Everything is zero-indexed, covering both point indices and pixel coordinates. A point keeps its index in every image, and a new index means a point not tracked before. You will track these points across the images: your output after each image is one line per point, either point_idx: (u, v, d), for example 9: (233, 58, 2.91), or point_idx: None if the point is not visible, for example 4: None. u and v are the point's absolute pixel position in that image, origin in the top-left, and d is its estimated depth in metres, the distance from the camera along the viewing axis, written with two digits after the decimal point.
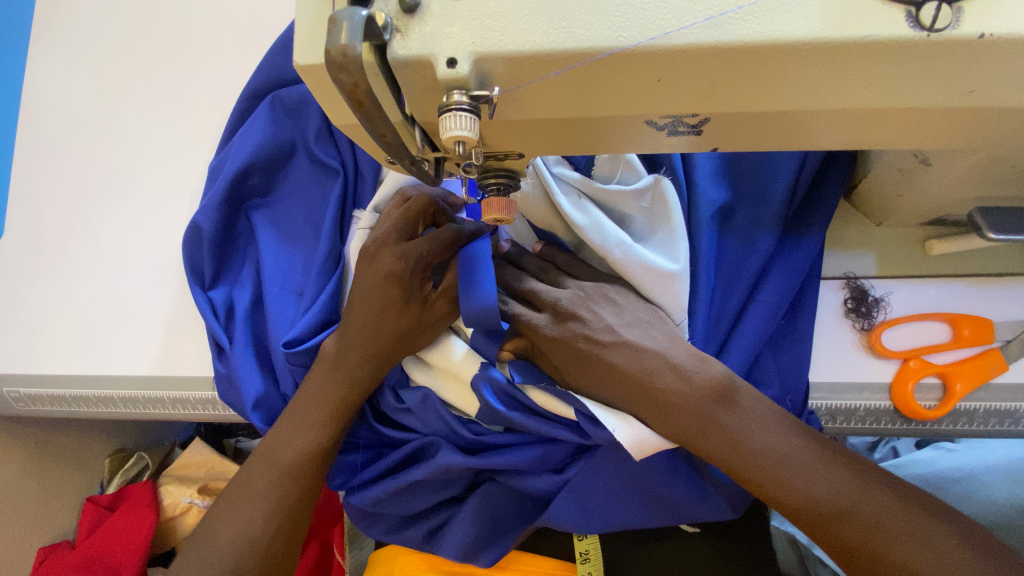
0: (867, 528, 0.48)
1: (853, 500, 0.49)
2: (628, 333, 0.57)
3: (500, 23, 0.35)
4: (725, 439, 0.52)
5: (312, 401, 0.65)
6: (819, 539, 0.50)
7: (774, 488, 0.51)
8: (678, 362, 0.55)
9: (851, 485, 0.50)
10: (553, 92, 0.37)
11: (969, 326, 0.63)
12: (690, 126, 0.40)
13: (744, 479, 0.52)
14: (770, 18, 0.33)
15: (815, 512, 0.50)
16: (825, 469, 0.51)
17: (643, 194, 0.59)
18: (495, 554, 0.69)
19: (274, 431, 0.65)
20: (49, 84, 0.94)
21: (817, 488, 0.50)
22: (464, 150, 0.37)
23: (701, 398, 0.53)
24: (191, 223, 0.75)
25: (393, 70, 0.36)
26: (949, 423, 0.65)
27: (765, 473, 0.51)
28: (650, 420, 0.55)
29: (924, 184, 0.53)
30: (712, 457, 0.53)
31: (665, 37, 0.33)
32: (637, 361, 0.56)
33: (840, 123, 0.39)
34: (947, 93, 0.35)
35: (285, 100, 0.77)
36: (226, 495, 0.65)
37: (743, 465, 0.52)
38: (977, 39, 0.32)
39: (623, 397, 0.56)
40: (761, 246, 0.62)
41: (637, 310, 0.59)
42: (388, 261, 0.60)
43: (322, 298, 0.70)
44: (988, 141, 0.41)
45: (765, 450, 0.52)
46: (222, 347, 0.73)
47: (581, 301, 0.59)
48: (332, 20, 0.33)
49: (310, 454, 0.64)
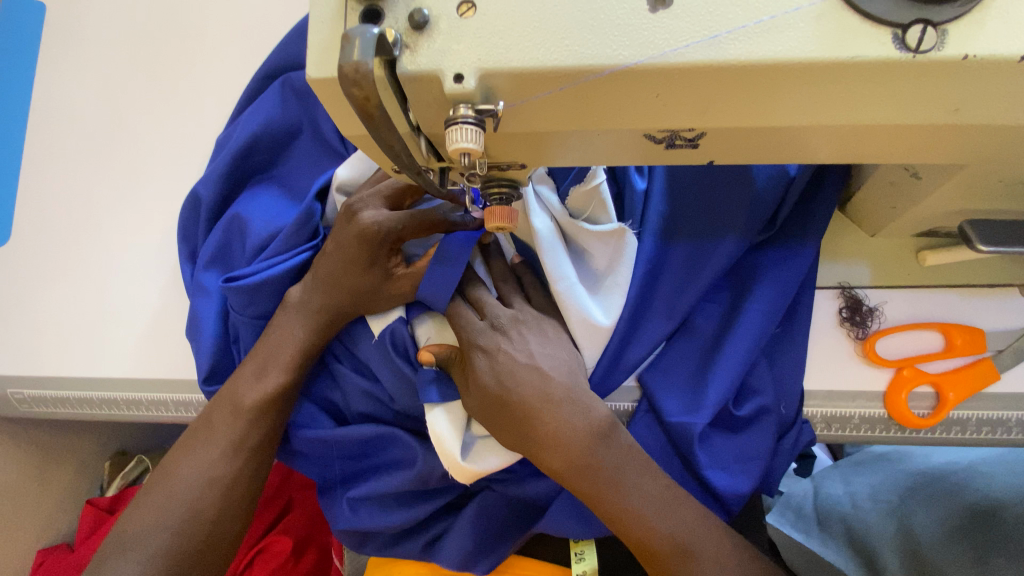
0: (704, 563, 0.53)
1: (696, 539, 0.54)
2: (542, 359, 0.58)
3: (505, 41, 0.36)
4: (602, 472, 0.55)
5: (276, 347, 0.66)
6: (655, 567, 0.54)
7: (634, 526, 0.54)
8: (576, 396, 0.56)
9: (696, 522, 0.55)
10: (554, 107, 0.38)
11: (961, 335, 0.64)
12: (688, 139, 0.41)
13: (606, 512, 0.55)
14: (764, 38, 0.34)
15: (661, 548, 0.54)
16: (677, 508, 0.55)
17: (608, 239, 0.61)
18: (496, 560, 0.70)
19: (236, 372, 0.67)
20: (59, 91, 0.95)
21: (674, 525, 0.54)
22: (470, 161, 0.39)
23: (589, 433, 0.55)
24: (192, 192, 0.79)
25: (403, 85, 0.38)
26: (942, 431, 0.66)
27: (624, 513, 0.54)
28: (536, 447, 0.56)
29: (915, 198, 0.55)
30: (584, 490, 0.55)
31: (663, 56, 0.35)
32: (541, 385, 0.56)
33: (832, 139, 0.40)
34: (934, 111, 0.37)
35: (295, 84, 0.79)
36: (187, 436, 0.66)
37: (611, 498, 0.54)
38: (962, 60, 0.33)
39: (511, 426, 0.57)
40: (722, 251, 0.62)
41: (561, 346, 0.60)
42: (363, 221, 0.61)
43: (286, 264, 0.70)
44: (977, 155, 0.42)
45: (631, 499, 0.54)
46: (194, 310, 0.74)
47: (517, 324, 0.60)
48: (345, 37, 0.33)
49: (272, 400, 0.65)
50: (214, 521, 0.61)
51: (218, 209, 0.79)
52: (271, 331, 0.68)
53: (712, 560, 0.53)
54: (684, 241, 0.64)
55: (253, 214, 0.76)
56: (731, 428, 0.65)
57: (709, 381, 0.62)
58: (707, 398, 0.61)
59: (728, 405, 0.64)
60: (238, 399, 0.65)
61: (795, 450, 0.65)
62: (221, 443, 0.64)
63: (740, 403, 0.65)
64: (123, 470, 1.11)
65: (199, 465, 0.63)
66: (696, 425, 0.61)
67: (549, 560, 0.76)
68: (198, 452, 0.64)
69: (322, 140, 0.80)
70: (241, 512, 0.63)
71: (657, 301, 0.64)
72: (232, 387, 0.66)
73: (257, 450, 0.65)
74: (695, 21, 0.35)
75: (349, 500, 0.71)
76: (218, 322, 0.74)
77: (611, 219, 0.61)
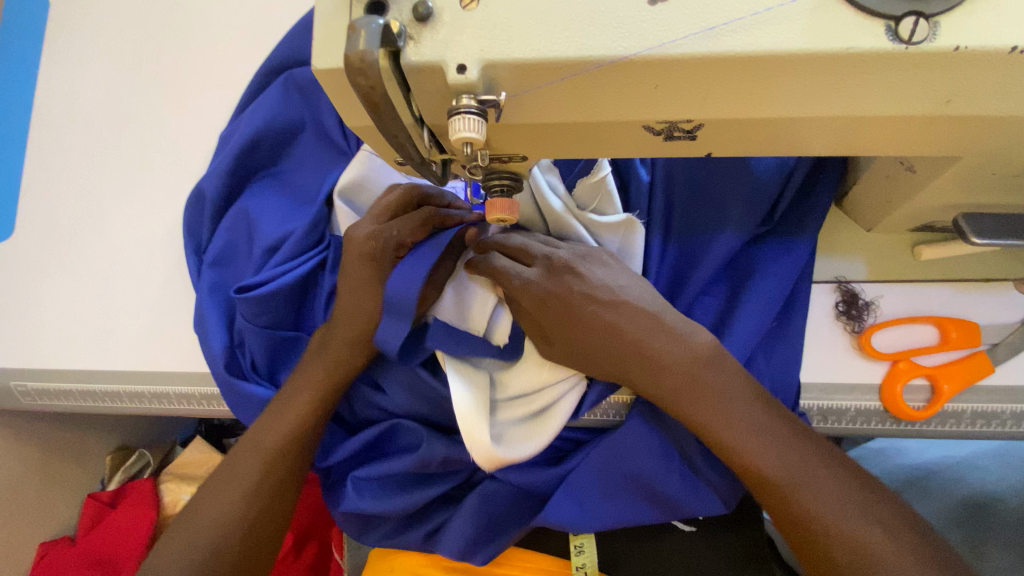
0: (825, 500, 0.51)
1: (813, 472, 0.52)
2: (626, 292, 0.57)
3: (507, 32, 0.37)
4: (710, 405, 0.54)
5: (299, 388, 0.67)
6: (770, 498, 0.53)
7: (741, 453, 0.53)
8: (674, 327, 0.56)
9: (813, 458, 0.53)
10: (554, 97, 0.39)
11: (956, 329, 0.65)
12: (686, 131, 0.42)
13: (718, 443, 0.55)
14: (760, 29, 0.35)
15: (779, 478, 0.52)
16: (792, 442, 0.53)
17: (616, 230, 0.62)
18: (497, 549, 0.70)
19: (262, 415, 0.67)
20: (63, 87, 0.96)
21: (783, 457, 0.53)
22: (472, 151, 0.40)
23: (691, 362, 0.54)
24: (198, 188, 0.79)
25: (406, 76, 0.39)
26: (938, 423, 0.67)
27: (736, 440, 0.53)
28: (636, 377, 0.57)
29: (910, 192, 0.55)
30: (692, 421, 0.55)
31: (662, 47, 0.36)
32: (631, 320, 0.56)
33: (826, 131, 0.41)
34: (928, 103, 0.37)
35: (298, 80, 0.80)
36: (210, 480, 0.66)
37: (722, 432, 0.54)
38: (952, 51, 0.34)
39: (606, 355, 0.57)
40: (723, 244, 0.63)
41: (630, 277, 0.58)
42: (360, 239, 0.62)
43: (297, 267, 0.71)
44: (971, 146, 0.43)
45: (738, 428, 0.54)
46: (200, 310, 0.75)
47: (579, 259, 0.59)
48: (351, 28, 0.34)
49: (293, 441, 0.65)
50: (239, 560, 0.61)
51: (224, 206, 0.80)
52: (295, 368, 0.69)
53: (832, 501, 0.51)
54: (678, 238, 0.65)
55: (259, 212, 0.77)
56: None
57: None
58: None
59: None
60: (257, 443, 0.65)
61: None
62: (242, 487, 0.64)
63: None
64: (125, 465, 1.14)
65: (223, 504, 0.63)
66: None
67: (550, 553, 0.77)
68: (221, 495, 0.64)
69: (326, 137, 0.81)
70: (261, 547, 0.63)
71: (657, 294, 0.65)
72: (255, 430, 0.67)
73: (279, 491, 0.65)
74: (692, 13, 0.35)
75: (356, 486, 0.71)
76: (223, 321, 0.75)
77: (617, 210, 0.62)
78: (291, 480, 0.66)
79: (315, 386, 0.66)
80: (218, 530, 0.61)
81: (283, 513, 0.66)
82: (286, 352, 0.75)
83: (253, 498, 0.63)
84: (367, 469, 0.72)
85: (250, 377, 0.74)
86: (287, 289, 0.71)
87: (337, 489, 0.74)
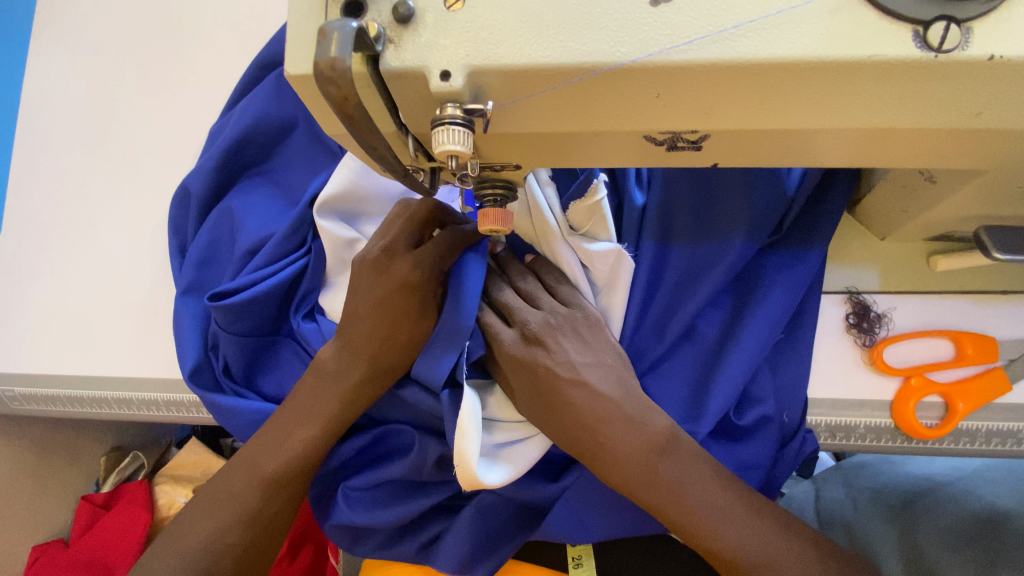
0: None
1: (777, 552, 0.50)
2: (587, 373, 0.56)
3: (496, 36, 0.34)
4: (669, 494, 0.52)
5: (305, 411, 0.64)
6: None
7: (704, 538, 0.52)
8: (631, 412, 0.54)
9: (776, 534, 0.51)
10: (547, 107, 0.36)
11: (972, 344, 0.62)
12: (690, 141, 0.39)
13: (681, 532, 0.52)
14: (772, 35, 0.32)
15: (741, 564, 0.51)
16: (754, 519, 0.52)
17: (608, 259, 0.59)
18: (493, 564, 0.68)
19: (259, 438, 0.64)
20: (50, 83, 0.93)
21: (747, 539, 0.51)
22: (458, 163, 0.37)
23: (648, 449, 0.53)
24: (183, 185, 0.77)
25: (387, 82, 0.36)
26: (951, 442, 0.64)
27: (695, 527, 0.52)
28: (595, 463, 0.54)
29: (929, 203, 0.52)
30: (653, 510, 0.53)
31: (664, 53, 0.32)
32: (591, 404, 0.55)
33: (842, 143, 0.38)
34: (956, 114, 0.34)
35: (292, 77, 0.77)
36: (201, 499, 0.63)
37: (684, 520, 0.52)
38: (986, 61, 0.31)
39: (567, 434, 0.55)
40: (727, 253, 0.60)
41: (604, 352, 0.57)
42: (401, 271, 0.59)
43: (277, 274, 0.69)
44: (998, 160, 0.39)
45: (701, 512, 0.52)
46: (177, 309, 0.73)
47: (549, 330, 0.58)
48: (321, 32, 0.31)
49: (294, 465, 0.63)
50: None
51: (208, 204, 0.77)
52: (296, 394, 0.65)
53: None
54: (679, 244, 0.61)
55: (244, 212, 0.75)
56: (733, 437, 0.63)
57: (712, 388, 0.60)
58: (710, 406, 0.59)
59: (730, 414, 0.62)
60: (259, 466, 0.62)
61: (798, 460, 0.63)
62: (238, 509, 0.61)
63: (741, 411, 0.62)
64: (119, 467, 1.11)
65: (215, 528, 0.60)
66: (699, 434, 0.59)
67: (545, 564, 0.75)
68: (212, 516, 0.61)
69: (317, 137, 0.78)
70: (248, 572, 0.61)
71: (658, 303, 0.62)
72: (254, 452, 0.64)
73: (275, 517, 0.63)
74: (699, 16, 0.32)
75: (348, 493, 0.70)
76: (199, 323, 0.73)
77: (610, 238, 0.59)
78: (289, 503, 0.64)
79: (307, 395, 0.64)
80: (209, 556, 0.59)
81: (276, 534, 0.64)
82: (262, 359, 0.73)
83: (246, 522, 0.61)
84: (359, 480, 0.70)
85: (222, 382, 0.72)
86: (262, 298, 0.68)
87: (328, 502, 0.72)
